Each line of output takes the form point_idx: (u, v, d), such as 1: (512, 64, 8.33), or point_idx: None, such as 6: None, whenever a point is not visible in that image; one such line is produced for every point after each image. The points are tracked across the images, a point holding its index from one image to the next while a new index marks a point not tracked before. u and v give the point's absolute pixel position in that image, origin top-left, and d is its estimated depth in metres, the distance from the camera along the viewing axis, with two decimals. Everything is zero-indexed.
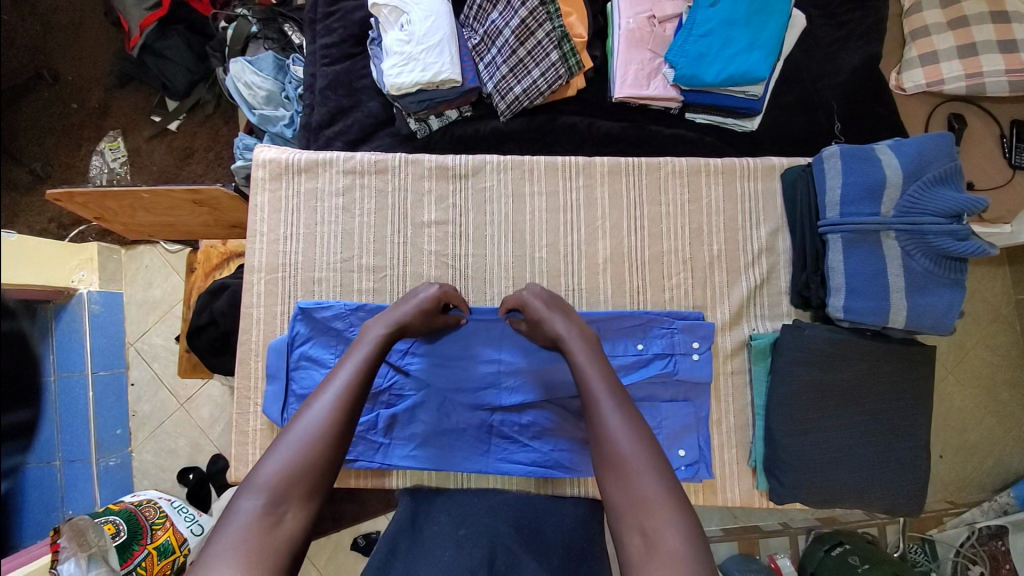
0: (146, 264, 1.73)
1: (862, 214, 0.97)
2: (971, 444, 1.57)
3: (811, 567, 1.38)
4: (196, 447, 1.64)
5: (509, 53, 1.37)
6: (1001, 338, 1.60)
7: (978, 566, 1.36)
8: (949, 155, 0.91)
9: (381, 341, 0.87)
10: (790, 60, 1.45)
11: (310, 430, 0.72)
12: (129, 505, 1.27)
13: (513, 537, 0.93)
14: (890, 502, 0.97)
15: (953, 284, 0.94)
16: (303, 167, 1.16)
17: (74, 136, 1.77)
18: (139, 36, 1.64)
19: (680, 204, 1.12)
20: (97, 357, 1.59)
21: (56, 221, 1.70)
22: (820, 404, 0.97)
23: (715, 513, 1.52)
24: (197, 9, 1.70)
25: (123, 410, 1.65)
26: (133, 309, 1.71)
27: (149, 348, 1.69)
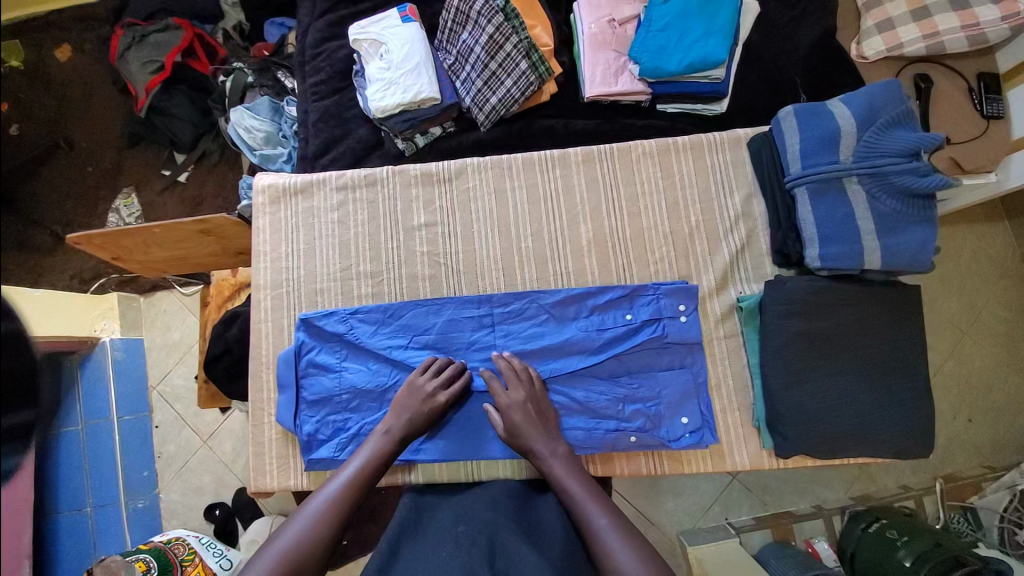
0: (164, 308, 1.82)
1: (824, 165, 0.99)
2: (999, 405, 1.54)
3: (850, 547, 1.39)
4: (221, 483, 1.70)
5: (482, 67, 1.47)
6: (1013, 292, 1.59)
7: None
8: (899, 99, 0.95)
9: (392, 434, 1.03)
10: (749, 44, 1.53)
11: (317, 510, 0.90)
12: (160, 543, 1.42)
13: (513, 531, 0.90)
14: (898, 446, 0.97)
15: (923, 221, 0.96)
16: (299, 188, 1.25)
17: (91, 197, 1.91)
18: (145, 98, 1.81)
19: (655, 181, 1.17)
20: (122, 403, 1.67)
21: (78, 276, 1.82)
22: (811, 353, 0.98)
23: (746, 504, 1.51)
24: (198, 68, 1.84)
25: (148, 452, 1.71)
26: (154, 353, 1.79)
27: (171, 389, 1.77)
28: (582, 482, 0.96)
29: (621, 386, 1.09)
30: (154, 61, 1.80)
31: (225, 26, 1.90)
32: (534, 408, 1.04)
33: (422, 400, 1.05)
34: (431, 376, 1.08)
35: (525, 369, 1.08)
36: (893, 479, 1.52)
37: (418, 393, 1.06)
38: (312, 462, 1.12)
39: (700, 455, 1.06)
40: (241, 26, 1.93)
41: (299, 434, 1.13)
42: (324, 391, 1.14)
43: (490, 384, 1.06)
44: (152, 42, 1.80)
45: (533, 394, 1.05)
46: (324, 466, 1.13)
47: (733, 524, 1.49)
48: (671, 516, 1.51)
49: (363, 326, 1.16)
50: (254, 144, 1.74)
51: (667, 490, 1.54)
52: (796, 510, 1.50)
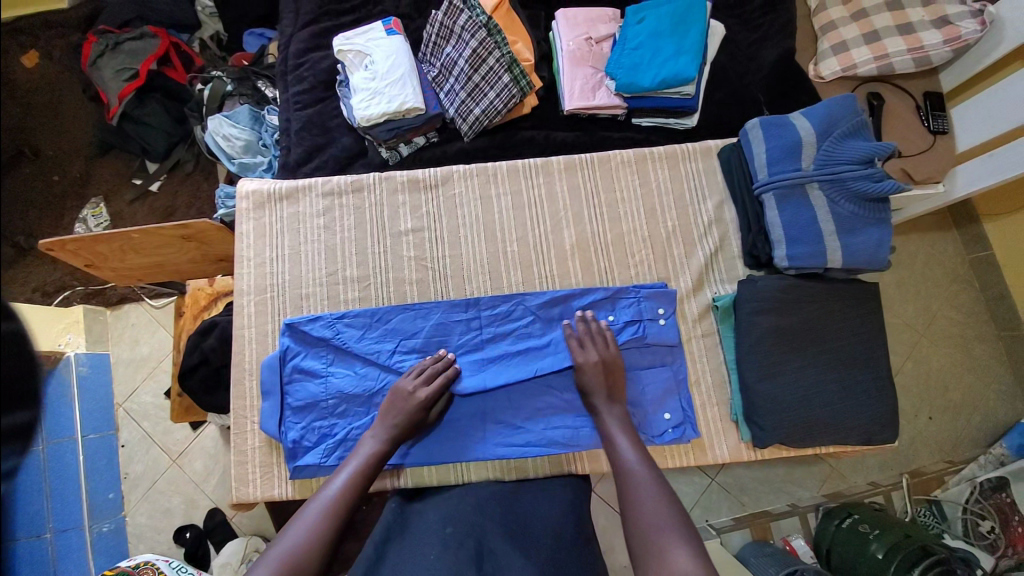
0: (133, 321, 1.77)
1: (788, 172, 1.07)
2: (955, 402, 1.65)
3: (826, 543, 1.44)
4: (191, 504, 1.64)
5: (465, 79, 1.52)
6: (963, 296, 1.72)
7: (988, 521, 1.40)
8: (852, 112, 1.03)
9: (380, 438, 1.02)
10: (717, 63, 1.63)
11: (323, 505, 0.89)
12: (128, 567, 1.33)
13: (499, 534, 0.92)
14: (865, 431, 1.04)
15: (879, 222, 1.04)
16: (284, 194, 1.25)
17: (57, 207, 1.85)
18: (118, 106, 1.77)
19: (632, 189, 1.22)
20: (87, 421, 1.60)
21: (40, 289, 1.75)
22: (782, 347, 1.04)
23: (724, 504, 1.57)
24: (174, 77, 1.84)
25: (114, 472, 1.64)
26: (121, 368, 1.73)
27: (138, 407, 1.71)
28: (640, 453, 0.95)
29: None
30: (128, 69, 1.77)
31: (203, 36, 1.94)
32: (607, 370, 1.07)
33: (404, 399, 1.06)
34: (415, 378, 1.08)
35: (609, 335, 1.11)
36: (862, 477, 1.60)
37: (401, 395, 1.06)
38: (297, 469, 1.10)
39: (683, 450, 1.10)
40: (219, 35, 1.96)
41: (284, 442, 1.12)
42: (310, 396, 1.13)
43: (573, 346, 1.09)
44: (127, 49, 1.78)
45: (608, 358, 1.08)
46: (310, 473, 1.11)
47: (712, 526, 1.54)
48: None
49: (350, 330, 1.16)
50: (233, 152, 1.73)
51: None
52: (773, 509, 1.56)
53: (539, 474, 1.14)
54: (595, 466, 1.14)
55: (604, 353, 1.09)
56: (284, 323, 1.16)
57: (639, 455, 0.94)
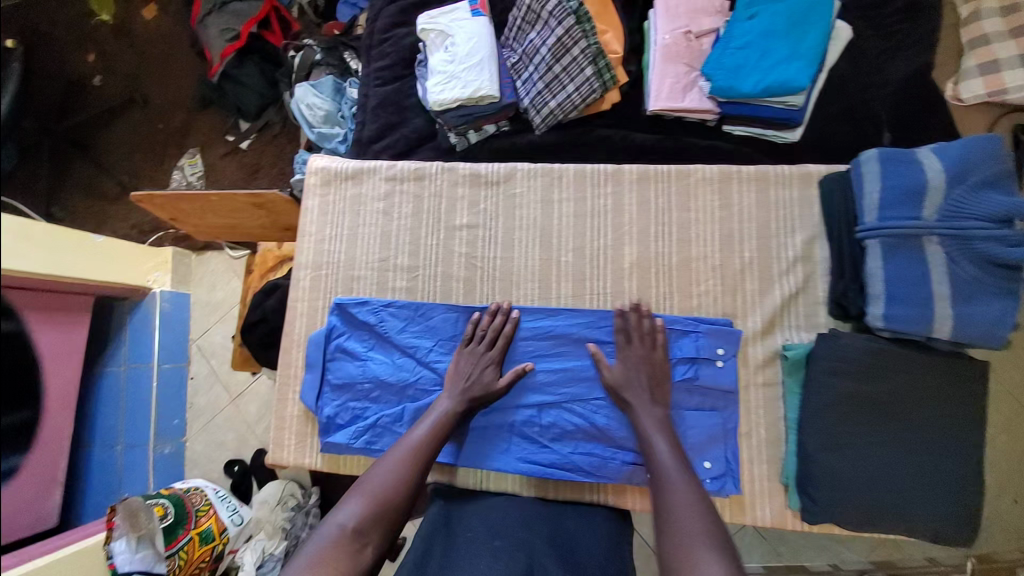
0: (211, 268, 1.91)
1: (902, 219, 0.88)
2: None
3: None
4: (242, 441, 1.79)
5: (545, 69, 1.44)
6: None
7: None
8: (1000, 156, 0.84)
9: (456, 397, 1.04)
10: (835, 71, 1.42)
11: (406, 452, 0.97)
12: (179, 491, 1.44)
13: (549, 554, 0.89)
14: (937, 531, 0.88)
15: (1013, 294, 0.83)
16: (350, 174, 1.26)
17: (158, 153, 1.99)
18: (219, 65, 1.86)
19: (710, 210, 1.11)
20: (164, 352, 1.76)
21: (136, 227, 1.91)
22: (858, 418, 0.90)
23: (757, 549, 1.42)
24: (271, 40, 1.90)
25: (181, 401, 1.82)
26: (197, 309, 1.90)
27: (208, 345, 1.87)
28: (680, 463, 0.91)
29: None
30: (231, 30, 1.84)
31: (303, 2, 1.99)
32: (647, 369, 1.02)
33: (479, 366, 1.07)
34: (480, 343, 1.09)
35: (660, 339, 1.04)
36: (923, 551, 1.42)
37: (475, 360, 1.08)
38: (328, 444, 1.14)
39: (718, 504, 1.00)
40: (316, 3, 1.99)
41: (319, 416, 1.16)
42: (348, 377, 1.16)
43: (598, 358, 1.05)
44: (232, 10, 1.85)
45: (653, 360, 1.03)
46: (339, 450, 1.15)
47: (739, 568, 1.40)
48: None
49: (393, 319, 1.16)
50: (314, 121, 1.79)
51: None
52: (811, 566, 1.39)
53: (559, 498, 1.09)
54: (620, 501, 1.07)
55: (649, 355, 1.03)
56: (333, 303, 1.18)
57: (679, 463, 0.91)
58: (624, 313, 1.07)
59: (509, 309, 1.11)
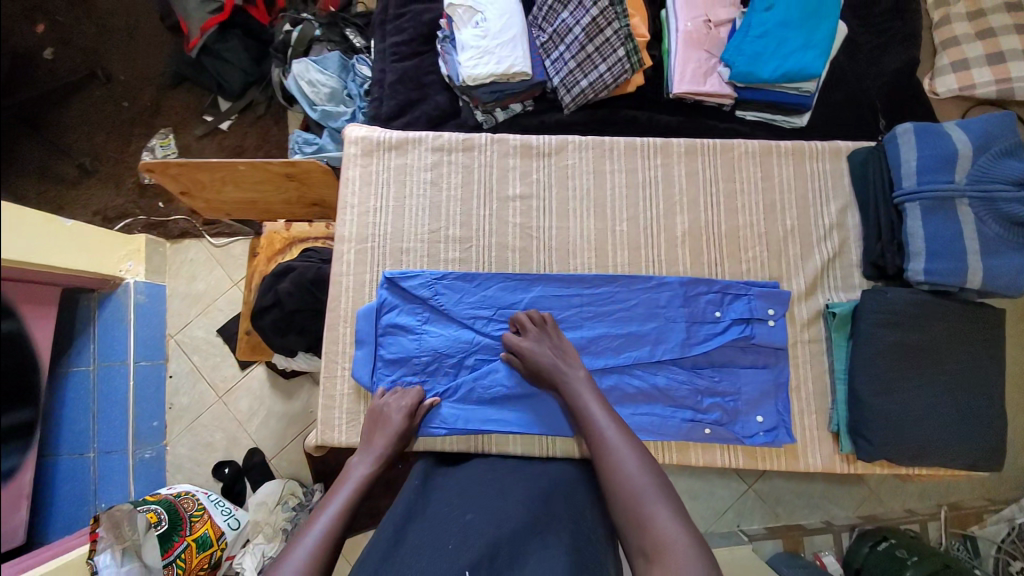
0: (190, 257, 1.77)
1: (937, 182, 0.99)
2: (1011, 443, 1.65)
3: (856, 563, 1.50)
4: (232, 441, 1.67)
5: (578, 49, 1.46)
6: None
7: (1019, 562, 1.43)
8: (1011, 130, 0.97)
9: (371, 460, 0.98)
10: (836, 63, 1.55)
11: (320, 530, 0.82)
12: (169, 496, 1.33)
13: (522, 525, 0.84)
14: (972, 457, 1.00)
15: (1021, 247, 0.98)
16: (393, 144, 1.22)
17: (124, 131, 1.76)
18: (200, 38, 1.72)
19: (754, 181, 1.18)
20: (140, 347, 1.61)
21: (100, 214, 1.66)
22: (903, 362, 1.00)
23: (758, 513, 1.63)
24: (256, 15, 1.81)
25: (160, 402, 1.67)
26: (177, 302, 1.75)
27: (190, 340, 1.73)
28: (609, 418, 0.93)
29: (702, 378, 1.10)
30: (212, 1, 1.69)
31: None
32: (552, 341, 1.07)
33: (388, 422, 1.04)
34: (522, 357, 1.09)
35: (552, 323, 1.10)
36: (899, 503, 1.64)
37: (384, 417, 1.05)
38: None
39: (774, 454, 1.08)
40: None
41: (374, 393, 1.11)
42: (404, 351, 1.13)
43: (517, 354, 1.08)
44: None
45: (554, 340, 1.08)
46: None
47: (745, 531, 1.61)
48: (684, 518, 1.63)
49: (449, 292, 1.15)
50: (316, 99, 1.72)
51: (684, 493, 1.66)
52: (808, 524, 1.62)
53: None
54: (683, 459, 1.10)
55: (550, 341, 1.08)
56: (384, 277, 1.14)
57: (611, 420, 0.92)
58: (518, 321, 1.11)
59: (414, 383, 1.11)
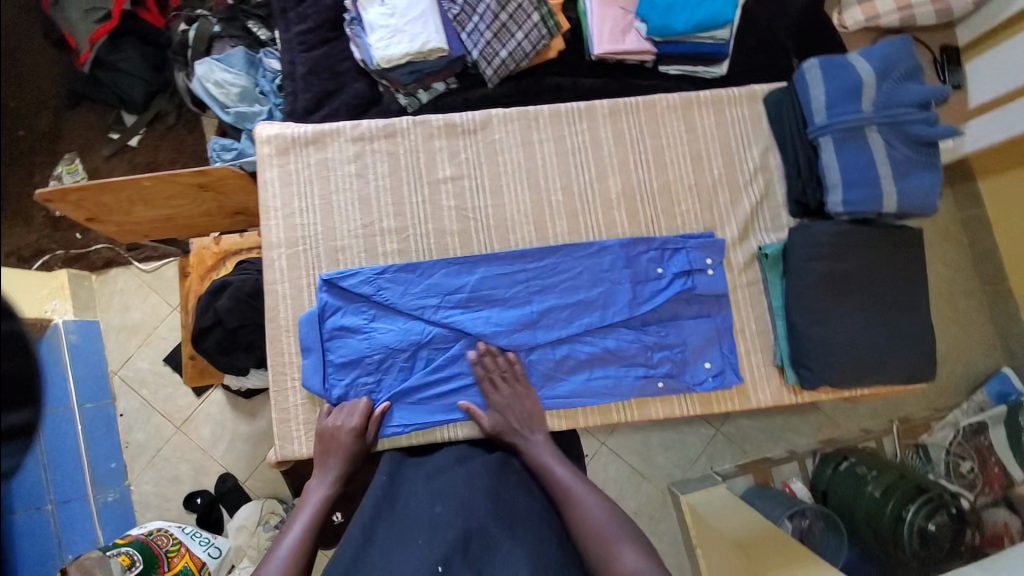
0: (120, 288, 1.65)
1: (849, 113, 1.01)
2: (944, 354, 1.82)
3: (822, 485, 1.65)
4: (200, 470, 1.59)
5: (492, 18, 1.42)
6: (953, 251, 1.89)
7: (968, 461, 1.62)
8: (912, 53, 1.00)
9: (328, 483, 1.00)
10: (746, 9, 1.57)
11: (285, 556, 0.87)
12: (141, 536, 1.31)
13: (488, 515, 0.87)
14: (905, 372, 1.06)
15: (931, 167, 1.02)
16: (310, 139, 1.15)
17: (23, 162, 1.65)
18: (90, 51, 1.57)
19: (679, 135, 1.19)
20: (82, 389, 1.52)
21: (14, 254, 1.60)
22: (834, 292, 1.05)
23: (728, 453, 1.76)
24: (149, 19, 1.65)
25: (115, 442, 1.57)
26: (113, 335, 1.63)
27: (135, 374, 1.62)
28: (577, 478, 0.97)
29: (650, 334, 1.14)
30: (98, 8, 1.55)
31: None
32: (519, 401, 1.08)
33: (337, 439, 1.03)
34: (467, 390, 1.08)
35: (519, 369, 1.10)
36: (855, 424, 1.79)
37: (333, 434, 1.04)
38: None
39: (724, 395, 1.13)
40: None
41: (329, 399, 1.07)
42: (354, 353, 1.09)
43: (472, 411, 1.08)
44: None
45: (519, 393, 1.08)
46: None
47: (718, 473, 1.73)
48: (661, 471, 1.73)
49: (391, 286, 1.11)
50: (226, 101, 1.61)
51: (658, 446, 1.75)
52: (774, 456, 1.75)
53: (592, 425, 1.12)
54: (644, 414, 1.13)
55: (516, 390, 1.08)
56: (321, 280, 1.09)
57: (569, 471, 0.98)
58: (480, 357, 1.10)
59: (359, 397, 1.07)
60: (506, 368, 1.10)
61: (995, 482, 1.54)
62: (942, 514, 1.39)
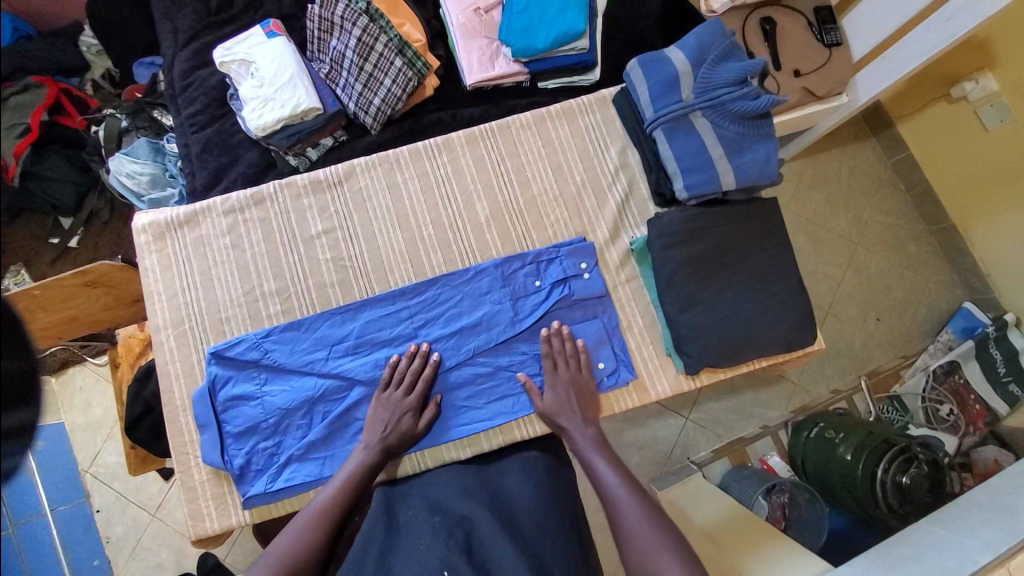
0: (80, 385, 1.62)
1: (670, 104, 1.08)
2: (899, 300, 1.81)
3: (800, 454, 1.58)
4: (181, 554, 1.55)
5: (357, 71, 1.47)
6: (892, 198, 1.87)
7: (946, 404, 1.61)
8: (721, 35, 1.05)
9: (372, 448, 1.03)
10: (609, 14, 1.59)
11: (308, 517, 0.94)
12: None
13: (490, 523, 0.89)
14: (786, 339, 1.07)
15: (765, 138, 1.08)
16: (183, 220, 1.20)
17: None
18: (13, 165, 1.56)
19: (536, 150, 1.23)
20: (54, 493, 1.53)
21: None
22: (699, 274, 1.06)
23: (702, 440, 1.68)
24: (67, 123, 1.66)
25: (95, 538, 1.54)
26: (80, 435, 1.60)
27: (106, 469, 1.58)
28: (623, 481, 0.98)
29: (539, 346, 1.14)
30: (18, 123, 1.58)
31: (94, 76, 1.73)
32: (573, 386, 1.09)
33: (393, 411, 1.06)
34: (398, 388, 1.09)
35: (584, 358, 1.11)
36: (823, 386, 1.74)
37: (389, 405, 1.07)
38: (248, 496, 1.08)
39: (624, 394, 1.13)
40: (111, 73, 1.74)
41: (230, 470, 1.09)
42: (249, 419, 1.10)
43: (529, 389, 1.10)
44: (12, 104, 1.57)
45: (579, 379, 1.09)
46: (263, 500, 1.09)
47: (694, 462, 1.65)
48: (638, 470, 1.65)
49: (278, 347, 1.13)
50: (141, 190, 1.62)
51: (631, 444, 1.67)
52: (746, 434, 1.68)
53: (494, 447, 1.11)
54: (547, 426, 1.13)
55: (574, 377, 1.10)
56: (207, 353, 1.12)
57: (624, 482, 0.97)
58: (549, 337, 1.12)
59: (427, 352, 1.12)
60: (420, 371, 1.10)
61: (978, 420, 1.61)
62: (915, 465, 1.35)
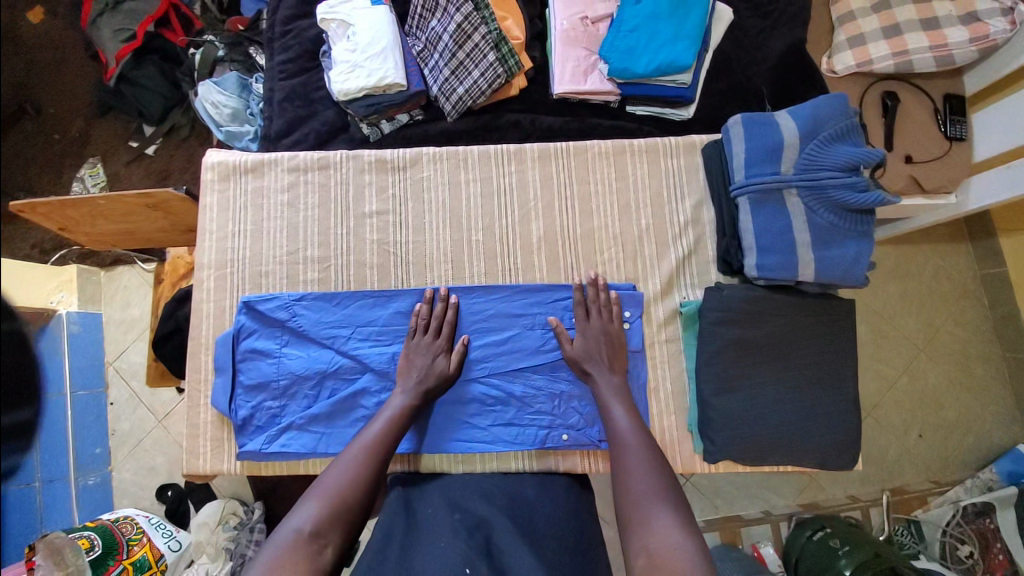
0: (125, 284, 1.69)
1: (764, 174, 1.02)
2: (950, 422, 1.64)
3: (795, 552, 1.44)
4: (174, 463, 1.59)
5: (449, 56, 1.45)
6: (970, 312, 1.69)
7: (968, 546, 1.42)
8: (841, 113, 0.98)
9: (408, 391, 1.03)
10: (720, 53, 1.48)
11: (359, 452, 0.92)
12: (105, 521, 1.27)
13: (510, 533, 0.84)
14: (819, 456, 1.01)
15: (859, 236, 1.00)
16: (249, 168, 1.21)
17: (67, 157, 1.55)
18: (116, 67, 1.66)
19: (608, 182, 1.17)
20: (76, 378, 1.55)
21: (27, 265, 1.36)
22: (746, 361, 1.02)
23: (696, 504, 1.60)
24: (170, 37, 1.69)
25: (102, 429, 1.60)
26: (113, 329, 1.67)
27: (128, 366, 1.65)
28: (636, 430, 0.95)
29: (558, 382, 1.10)
30: (126, 28, 1.65)
31: None
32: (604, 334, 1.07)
33: (424, 357, 1.07)
34: (425, 333, 1.09)
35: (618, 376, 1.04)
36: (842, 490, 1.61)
37: (419, 351, 1.07)
38: (243, 449, 1.10)
39: None
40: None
41: (233, 419, 1.11)
42: (261, 375, 1.12)
43: (559, 330, 1.08)
44: (126, 9, 1.64)
45: (611, 330, 1.07)
46: (255, 457, 1.11)
47: None
48: None
49: (306, 313, 1.14)
50: (221, 121, 1.63)
51: None
52: (745, 514, 1.57)
53: (488, 470, 1.09)
54: (546, 464, 1.09)
55: (608, 325, 1.07)
56: (240, 302, 1.14)
57: (635, 426, 0.95)
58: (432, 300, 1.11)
59: (447, 295, 1.12)
60: (439, 316, 1.10)
61: (999, 573, 1.35)
62: None
